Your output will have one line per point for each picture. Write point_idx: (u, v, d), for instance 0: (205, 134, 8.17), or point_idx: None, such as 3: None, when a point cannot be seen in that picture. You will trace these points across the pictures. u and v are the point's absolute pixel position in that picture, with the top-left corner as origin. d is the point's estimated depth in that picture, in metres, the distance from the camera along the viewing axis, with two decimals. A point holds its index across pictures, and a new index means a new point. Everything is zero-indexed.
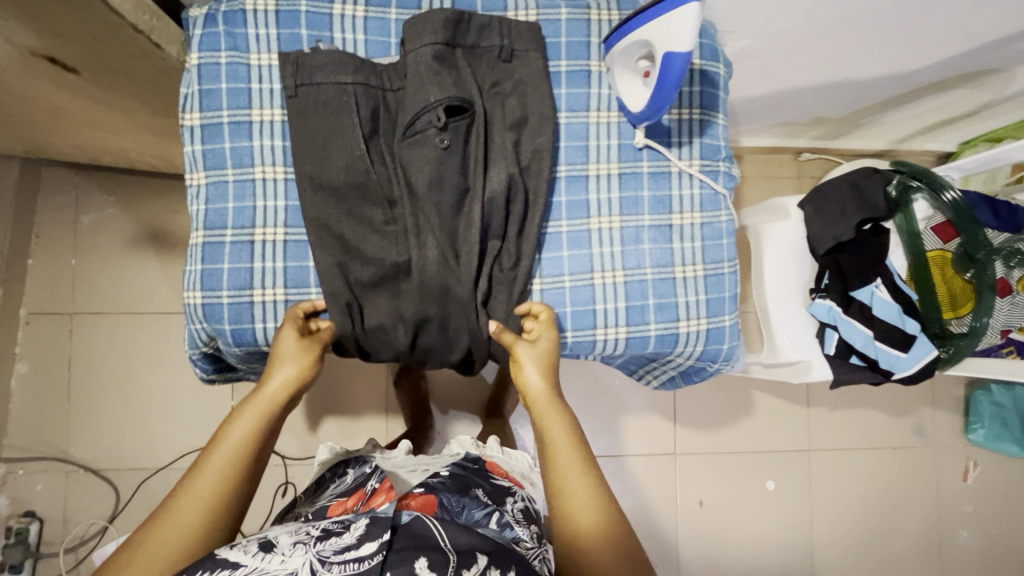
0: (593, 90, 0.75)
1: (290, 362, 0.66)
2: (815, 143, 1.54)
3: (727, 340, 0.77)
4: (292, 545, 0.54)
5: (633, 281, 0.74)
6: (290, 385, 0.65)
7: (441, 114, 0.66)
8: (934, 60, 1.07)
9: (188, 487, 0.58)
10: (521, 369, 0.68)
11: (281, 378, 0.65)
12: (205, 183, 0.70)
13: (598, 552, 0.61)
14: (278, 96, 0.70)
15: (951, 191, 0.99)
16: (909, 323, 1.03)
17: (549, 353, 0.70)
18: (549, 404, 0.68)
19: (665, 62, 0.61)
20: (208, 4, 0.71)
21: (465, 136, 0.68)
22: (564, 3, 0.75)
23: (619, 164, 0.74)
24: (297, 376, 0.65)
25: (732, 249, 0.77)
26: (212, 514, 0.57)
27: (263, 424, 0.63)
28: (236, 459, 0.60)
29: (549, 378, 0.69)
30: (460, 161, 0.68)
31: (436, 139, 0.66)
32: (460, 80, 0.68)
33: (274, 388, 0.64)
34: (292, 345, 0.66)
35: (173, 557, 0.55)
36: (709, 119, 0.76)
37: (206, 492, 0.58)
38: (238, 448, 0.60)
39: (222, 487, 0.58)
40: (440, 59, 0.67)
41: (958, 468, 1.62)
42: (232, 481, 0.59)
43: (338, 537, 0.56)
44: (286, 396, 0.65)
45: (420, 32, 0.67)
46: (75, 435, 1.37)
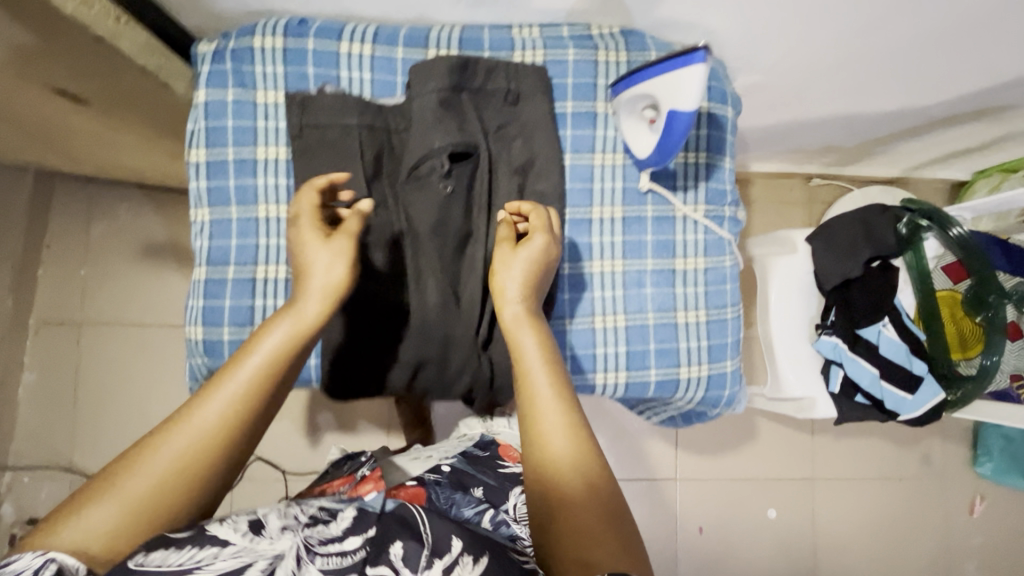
0: (599, 132, 0.74)
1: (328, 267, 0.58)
2: (826, 169, 1.52)
3: (729, 386, 0.76)
4: (281, 527, 0.46)
5: (634, 325, 0.73)
6: (330, 294, 0.58)
7: (445, 160, 0.67)
8: (950, 97, 1.05)
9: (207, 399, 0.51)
10: (500, 270, 0.61)
11: (321, 285, 0.57)
12: (209, 220, 0.70)
13: (567, 484, 0.52)
14: (283, 134, 0.70)
15: (959, 227, 0.97)
16: (916, 364, 1.02)
17: (529, 261, 0.62)
18: (522, 318, 0.60)
19: (669, 118, 0.62)
20: (216, 40, 0.72)
21: (468, 179, 0.69)
22: (573, 43, 0.76)
23: (623, 208, 0.74)
24: (337, 285, 0.58)
25: (735, 294, 0.76)
26: (233, 429, 0.50)
27: (297, 339, 0.55)
28: (266, 374, 0.53)
29: (524, 290, 0.61)
30: (463, 206, 0.69)
31: (440, 185, 0.68)
32: (465, 124, 0.68)
33: (314, 294, 0.57)
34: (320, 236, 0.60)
35: (185, 471, 0.48)
36: (715, 163, 0.75)
37: (225, 410, 0.51)
38: (270, 360, 0.53)
39: (243, 405, 0.51)
40: (444, 104, 0.67)
41: (965, 500, 1.59)
42: (259, 398, 0.52)
43: (325, 524, 0.48)
44: (327, 304, 0.57)
45: (426, 79, 0.67)
46: (80, 443, 1.38)
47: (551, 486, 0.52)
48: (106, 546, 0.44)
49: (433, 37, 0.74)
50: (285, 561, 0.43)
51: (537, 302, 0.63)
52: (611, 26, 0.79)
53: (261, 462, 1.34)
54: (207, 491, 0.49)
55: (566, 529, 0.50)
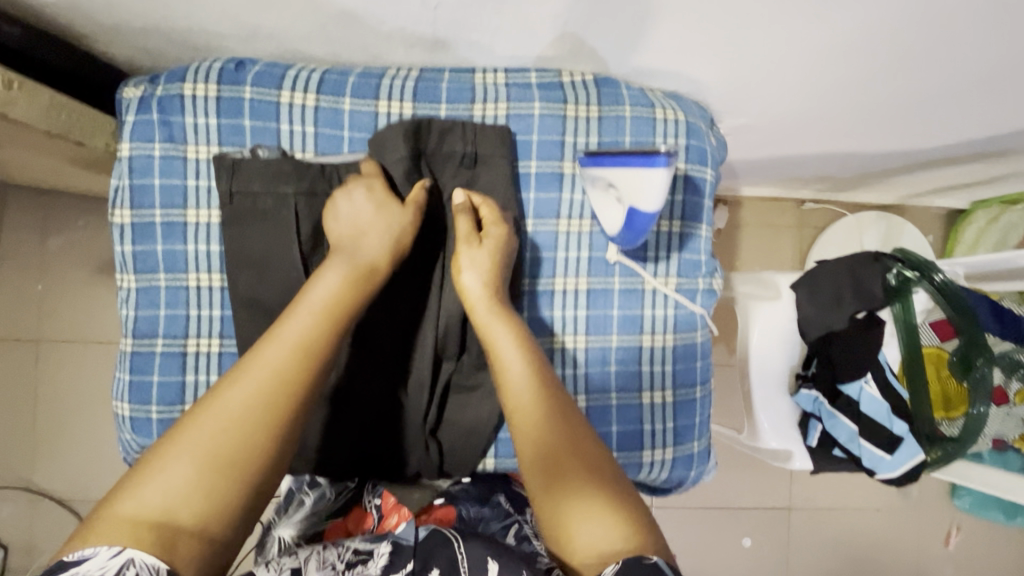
0: (565, 195, 0.68)
1: (386, 225, 0.60)
2: (820, 194, 1.46)
3: (695, 466, 0.73)
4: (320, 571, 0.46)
5: (596, 405, 0.69)
6: (392, 249, 0.59)
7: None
8: (952, 139, 0.99)
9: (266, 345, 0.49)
10: (459, 272, 0.59)
11: (385, 236, 0.59)
12: (135, 288, 0.64)
13: (565, 458, 0.49)
14: (216, 194, 0.64)
15: (941, 275, 0.93)
16: (897, 424, 0.97)
17: (492, 256, 0.61)
18: (493, 313, 0.58)
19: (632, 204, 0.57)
20: (143, 84, 0.65)
21: (424, 257, 0.66)
22: (539, 95, 0.69)
23: (588, 279, 0.68)
24: (391, 236, 0.60)
25: (705, 371, 0.72)
26: (302, 367, 0.48)
27: (353, 288, 0.55)
28: (325, 319, 0.51)
29: (490, 285, 0.59)
30: (416, 286, 0.66)
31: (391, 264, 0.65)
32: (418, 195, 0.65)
33: (369, 249, 0.58)
34: (373, 198, 0.60)
35: (256, 420, 0.45)
36: (689, 232, 0.70)
37: (283, 356, 0.48)
38: (328, 305, 0.52)
39: (304, 349, 0.49)
40: (404, 175, 0.64)
41: (940, 531, 1.58)
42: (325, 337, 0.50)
43: (362, 567, 0.47)
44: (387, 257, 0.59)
45: (382, 150, 0.64)
46: (40, 464, 1.34)
47: (550, 458, 0.49)
48: (185, 500, 0.41)
49: (384, 86, 0.67)
50: None
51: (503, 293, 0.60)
52: (584, 72, 0.72)
53: None
54: (276, 437, 0.46)
55: (569, 501, 0.47)
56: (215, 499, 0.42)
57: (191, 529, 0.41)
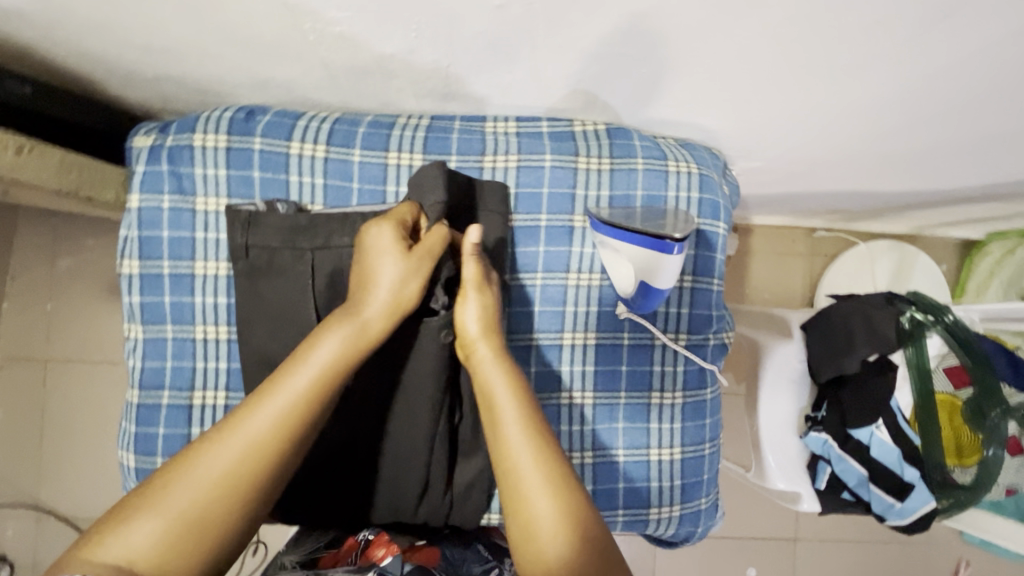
0: (575, 248, 0.67)
1: (399, 277, 0.53)
2: (832, 222, 1.44)
3: (702, 522, 0.72)
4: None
5: (602, 462, 0.68)
6: (391, 314, 0.52)
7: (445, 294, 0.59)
8: (968, 181, 0.97)
9: (263, 400, 0.47)
10: (458, 309, 0.55)
11: (382, 300, 0.52)
12: (142, 339, 0.64)
13: (540, 519, 0.46)
14: (224, 247, 0.64)
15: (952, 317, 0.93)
16: (909, 471, 0.95)
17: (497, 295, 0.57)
18: (493, 353, 0.54)
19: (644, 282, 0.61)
20: (154, 134, 0.65)
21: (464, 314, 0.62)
22: (551, 147, 0.68)
23: (597, 334, 0.67)
24: (399, 293, 0.53)
25: (713, 428, 0.71)
26: (282, 438, 0.46)
27: (350, 351, 0.50)
28: (315, 387, 0.48)
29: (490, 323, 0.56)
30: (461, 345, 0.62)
31: (437, 322, 0.59)
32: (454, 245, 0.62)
33: (373, 306, 0.52)
34: (390, 241, 0.54)
35: (225, 492, 0.43)
36: (701, 287, 0.69)
37: (276, 420, 0.46)
38: (321, 371, 0.48)
39: (293, 418, 0.46)
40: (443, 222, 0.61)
41: (949, 565, 1.56)
42: (310, 408, 0.47)
43: None
44: (385, 324, 0.52)
45: (424, 194, 0.60)
46: (45, 482, 1.35)
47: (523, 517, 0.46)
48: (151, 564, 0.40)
49: (395, 137, 0.66)
50: None
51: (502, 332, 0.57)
52: (596, 121, 0.70)
53: None
54: (250, 509, 0.45)
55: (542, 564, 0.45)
56: (170, 566, 0.41)
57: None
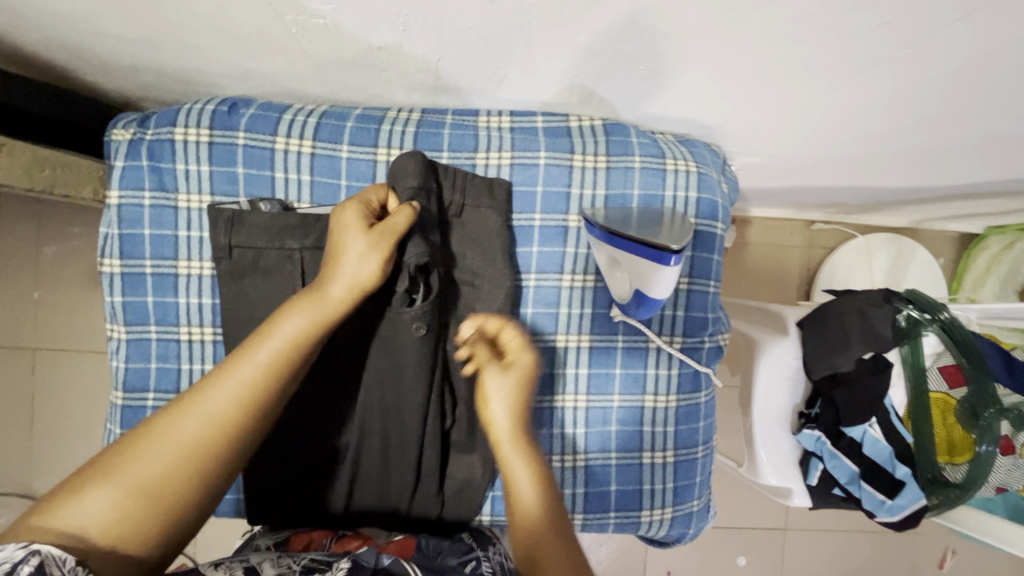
0: (569, 249, 0.66)
1: (363, 255, 0.53)
2: (831, 215, 1.43)
3: (694, 523, 0.71)
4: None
5: (595, 464, 0.67)
6: (356, 289, 0.53)
7: (409, 274, 0.57)
8: (972, 178, 0.96)
9: (226, 373, 0.48)
10: (483, 408, 0.56)
11: (347, 276, 0.53)
12: (125, 340, 0.62)
13: None
14: (208, 245, 0.62)
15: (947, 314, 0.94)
16: (900, 468, 0.96)
17: (520, 383, 0.57)
18: (518, 449, 0.56)
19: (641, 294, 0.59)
20: (132, 127, 0.62)
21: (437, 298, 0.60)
22: (545, 144, 0.66)
23: (591, 337, 0.66)
24: (365, 274, 0.53)
25: (707, 431, 0.70)
26: (246, 412, 0.47)
27: (315, 328, 0.51)
28: (279, 362, 0.49)
29: (517, 415, 0.57)
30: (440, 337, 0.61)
31: (403, 306, 0.58)
32: (425, 229, 0.59)
33: (337, 286, 0.52)
34: (354, 219, 0.55)
35: (188, 464, 0.44)
36: (698, 289, 0.67)
37: (239, 392, 0.47)
38: (287, 347, 0.49)
39: (257, 392, 0.47)
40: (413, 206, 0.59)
41: (935, 555, 1.58)
42: (273, 383, 0.49)
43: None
44: (350, 301, 0.53)
45: (396, 182, 0.60)
46: (37, 472, 1.35)
47: None
48: (106, 533, 0.41)
49: (384, 132, 0.64)
50: None
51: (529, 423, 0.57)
52: (592, 117, 0.68)
53: None
54: (209, 482, 0.45)
55: None
56: (127, 535, 0.41)
57: (97, 551, 0.40)
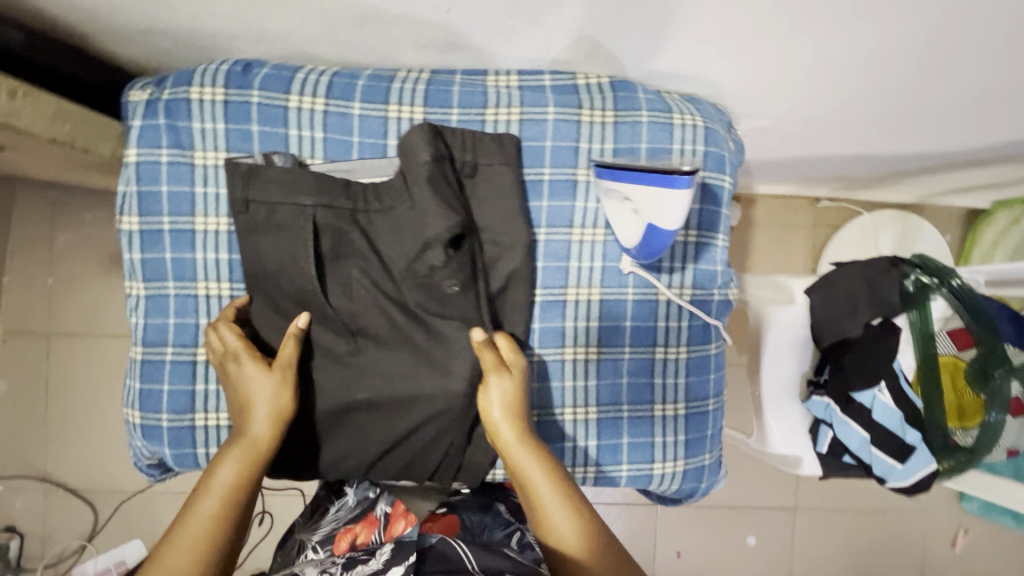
0: (579, 203, 0.67)
1: (273, 392, 0.58)
2: (836, 192, 1.43)
3: (705, 478, 0.72)
4: (320, 574, 0.59)
5: (607, 417, 0.68)
6: (277, 420, 0.58)
7: (442, 250, 0.60)
8: (977, 141, 0.96)
9: (175, 540, 0.50)
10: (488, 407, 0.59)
11: (266, 413, 0.58)
12: (144, 296, 0.64)
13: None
14: (224, 202, 0.63)
15: (958, 280, 0.92)
16: (910, 433, 0.96)
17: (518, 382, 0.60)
18: (526, 443, 0.58)
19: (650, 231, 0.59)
20: (150, 88, 0.64)
21: (471, 269, 0.62)
22: (553, 100, 0.67)
23: (602, 289, 0.67)
24: (284, 405, 0.58)
25: (718, 384, 0.71)
26: (206, 559, 0.50)
27: (250, 467, 0.56)
28: (226, 502, 0.53)
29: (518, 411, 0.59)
30: (472, 299, 0.62)
31: (443, 280, 0.61)
32: (452, 200, 0.61)
33: (259, 424, 0.57)
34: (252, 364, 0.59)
35: None
36: (706, 242, 0.68)
37: (195, 545, 0.50)
38: (229, 488, 0.54)
39: (210, 537, 0.51)
40: (434, 181, 0.60)
41: (947, 534, 1.57)
42: (226, 522, 0.52)
43: (364, 563, 0.60)
44: (275, 432, 0.58)
45: (408, 158, 0.61)
46: (53, 455, 1.37)
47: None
48: None
49: (395, 90, 0.65)
50: None
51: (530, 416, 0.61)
52: (599, 75, 0.69)
53: None
54: None
55: None
56: None
57: None
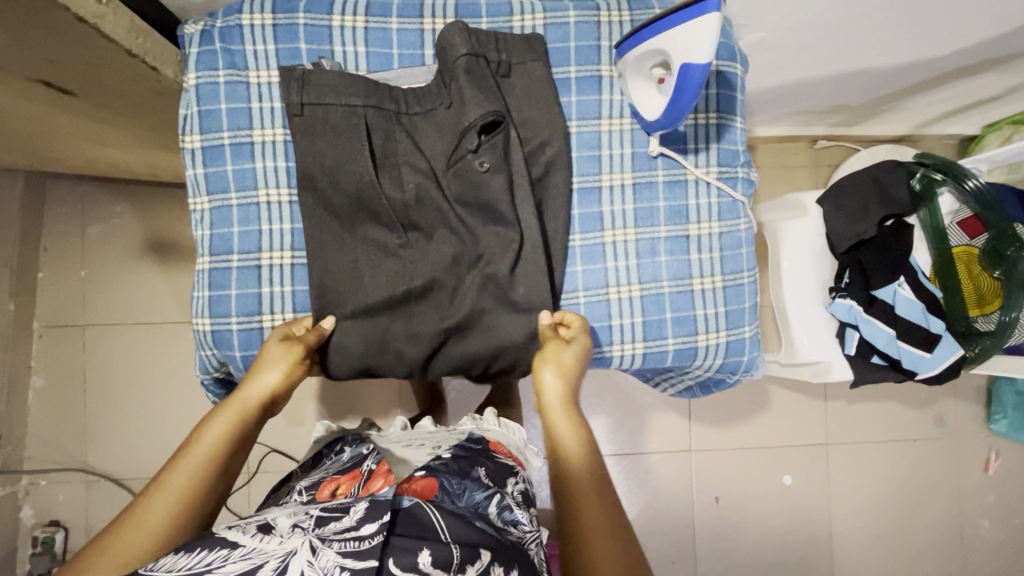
0: (605, 96, 0.71)
1: (273, 367, 0.63)
2: (832, 130, 1.48)
3: (747, 351, 0.75)
4: (291, 529, 0.49)
5: (650, 294, 0.72)
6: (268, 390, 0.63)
7: (476, 136, 0.65)
8: (964, 43, 1.01)
9: (158, 490, 0.55)
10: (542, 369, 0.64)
11: (261, 383, 0.62)
12: (208, 208, 0.68)
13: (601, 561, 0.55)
14: (279, 114, 0.68)
15: (974, 180, 0.96)
16: (933, 322, 1.00)
17: (571, 356, 0.65)
18: (564, 411, 0.63)
19: (682, 73, 0.59)
20: (203, 20, 0.69)
21: (504, 152, 0.66)
22: (573, 4, 0.72)
23: (633, 174, 0.71)
24: (276, 382, 0.63)
25: (751, 258, 0.74)
26: (183, 510, 0.54)
27: (235, 429, 0.60)
28: (209, 462, 0.57)
29: (567, 383, 0.64)
30: (505, 181, 0.66)
31: (475, 162, 0.65)
32: (492, 91, 0.65)
33: (252, 393, 0.62)
34: (276, 348, 0.64)
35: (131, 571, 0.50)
36: (726, 123, 0.73)
37: (173, 498, 0.55)
38: (213, 450, 0.58)
39: (188, 494, 0.55)
40: (471, 73, 0.65)
41: (979, 459, 1.59)
42: (205, 479, 0.56)
43: (338, 519, 0.50)
44: (262, 405, 0.62)
45: (447, 54, 0.66)
46: (92, 446, 1.36)
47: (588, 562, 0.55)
48: None
49: (427, 5, 0.71)
50: (298, 555, 0.46)
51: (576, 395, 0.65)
52: None
53: (271, 453, 1.30)
54: None
55: None
56: None
57: None
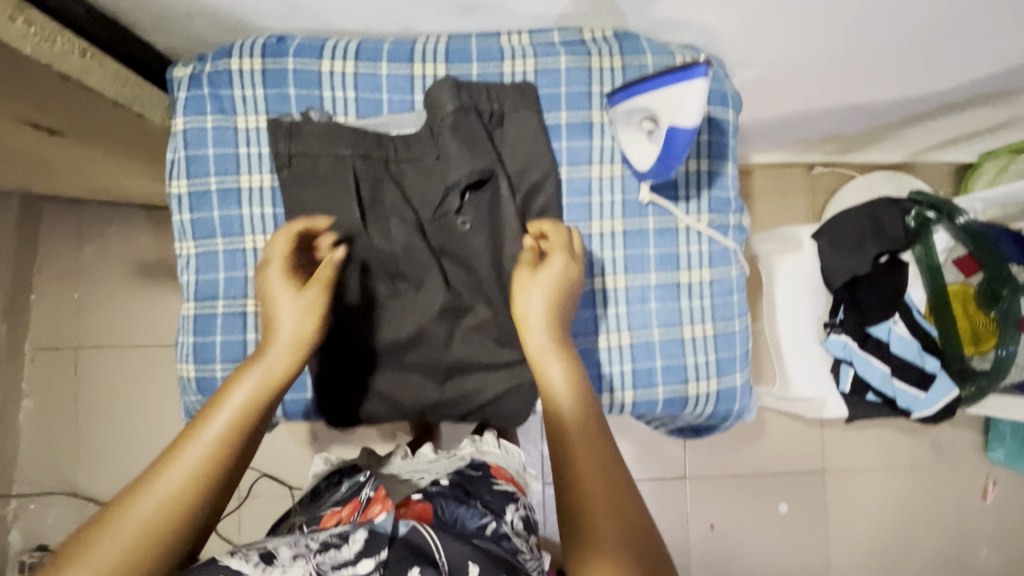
0: (595, 142, 0.71)
1: (300, 310, 0.55)
2: (829, 156, 1.48)
3: (738, 399, 0.74)
4: (293, 558, 0.47)
5: (639, 342, 0.71)
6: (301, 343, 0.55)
7: (460, 195, 0.66)
8: (960, 80, 1.01)
9: (167, 467, 0.47)
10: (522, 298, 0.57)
11: (287, 331, 0.54)
12: (194, 253, 0.68)
13: (600, 515, 0.46)
14: (267, 160, 0.67)
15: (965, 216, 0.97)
16: (928, 360, 1.00)
17: (552, 282, 0.58)
18: (549, 344, 0.56)
19: (670, 132, 0.60)
20: (192, 63, 0.68)
21: (487, 210, 0.67)
22: (565, 50, 0.71)
23: (623, 221, 0.71)
24: (303, 330, 0.55)
25: (742, 304, 0.74)
26: (197, 491, 0.46)
27: (262, 391, 0.51)
28: (230, 433, 0.49)
29: (551, 310, 0.57)
30: (487, 236, 0.66)
31: (456, 221, 0.67)
32: (480, 147, 0.66)
33: (278, 342, 0.54)
34: (298, 289, 0.56)
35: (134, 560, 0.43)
36: (716, 170, 0.72)
37: (190, 472, 0.46)
38: (235, 414, 0.50)
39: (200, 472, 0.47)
40: (457, 129, 0.65)
41: (977, 487, 1.57)
42: (222, 452, 0.48)
43: (336, 549, 0.49)
44: (294, 358, 0.54)
45: (434, 108, 0.66)
46: (82, 469, 1.35)
47: (586, 521, 0.46)
48: None
49: (418, 50, 0.70)
50: None
51: (564, 327, 0.58)
52: (603, 28, 0.72)
53: (262, 478, 1.29)
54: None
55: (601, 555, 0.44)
56: None
57: None
